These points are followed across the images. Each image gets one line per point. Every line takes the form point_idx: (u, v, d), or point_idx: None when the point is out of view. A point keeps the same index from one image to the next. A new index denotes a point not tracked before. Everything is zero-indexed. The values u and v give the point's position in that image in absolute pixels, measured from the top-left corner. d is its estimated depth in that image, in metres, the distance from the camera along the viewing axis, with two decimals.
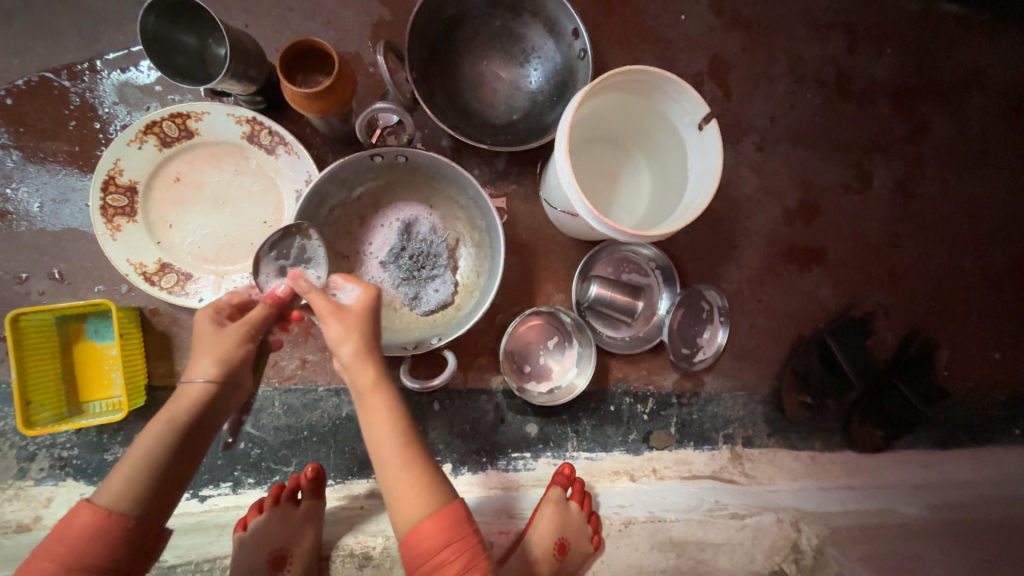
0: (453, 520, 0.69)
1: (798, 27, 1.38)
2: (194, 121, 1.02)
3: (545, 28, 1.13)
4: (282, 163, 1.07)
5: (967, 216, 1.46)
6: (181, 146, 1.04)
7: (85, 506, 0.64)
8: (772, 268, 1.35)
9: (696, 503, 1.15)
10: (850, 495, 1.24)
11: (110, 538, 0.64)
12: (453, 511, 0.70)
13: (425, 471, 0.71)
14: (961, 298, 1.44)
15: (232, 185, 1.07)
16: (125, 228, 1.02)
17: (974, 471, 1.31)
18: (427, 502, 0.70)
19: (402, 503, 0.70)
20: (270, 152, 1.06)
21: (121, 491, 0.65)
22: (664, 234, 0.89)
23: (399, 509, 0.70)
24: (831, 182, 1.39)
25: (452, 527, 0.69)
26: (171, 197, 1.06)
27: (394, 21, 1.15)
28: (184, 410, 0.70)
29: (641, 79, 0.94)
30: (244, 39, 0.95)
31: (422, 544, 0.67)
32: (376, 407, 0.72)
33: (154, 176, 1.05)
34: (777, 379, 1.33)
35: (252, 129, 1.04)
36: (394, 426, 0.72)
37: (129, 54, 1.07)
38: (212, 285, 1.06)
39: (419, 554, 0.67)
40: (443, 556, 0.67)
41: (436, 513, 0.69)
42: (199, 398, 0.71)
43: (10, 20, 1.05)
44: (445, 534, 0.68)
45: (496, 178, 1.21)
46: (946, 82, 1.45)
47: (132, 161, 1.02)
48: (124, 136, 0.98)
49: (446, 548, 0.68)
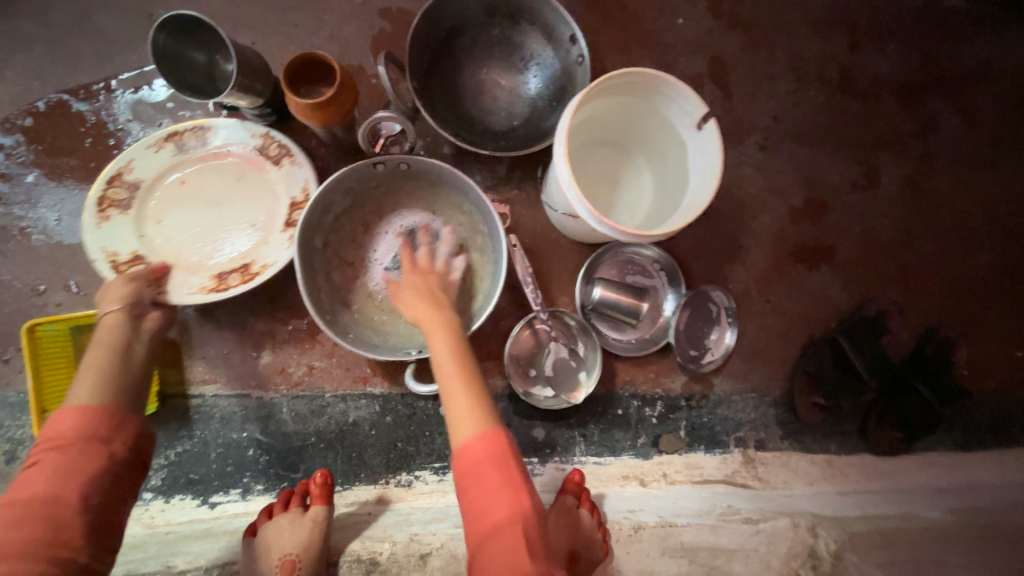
0: (498, 442, 0.79)
1: (798, 27, 1.38)
2: (213, 136, 1.09)
3: (543, 35, 1.15)
4: (285, 174, 1.09)
5: (980, 211, 1.43)
6: (195, 152, 1.08)
7: (71, 408, 0.80)
8: (780, 267, 1.33)
9: (708, 508, 1.13)
10: (868, 499, 1.21)
11: (103, 420, 0.81)
12: (498, 435, 0.80)
13: (482, 404, 0.83)
14: (978, 295, 1.41)
15: (231, 192, 1.09)
16: (114, 218, 1.04)
17: (998, 474, 1.27)
18: (474, 420, 0.81)
19: (457, 419, 0.82)
20: (276, 164, 1.09)
21: (96, 389, 0.83)
22: (666, 234, 0.89)
23: (456, 423, 0.82)
24: (837, 178, 1.37)
25: (495, 446, 0.79)
26: (172, 197, 1.08)
27: (395, 33, 1.18)
28: (109, 329, 0.90)
29: (639, 80, 0.94)
30: (251, 55, 0.99)
31: (469, 455, 0.78)
32: (441, 338, 0.89)
33: (156, 178, 1.08)
34: (789, 380, 1.31)
35: (264, 142, 1.09)
36: (457, 354, 0.88)
37: (142, 73, 1.11)
38: (181, 281, 1.05)
39: (467, 463, 0.78)
40: (485, 471, 0.77)
41: (484, 432, 0.79)
42: (120, 318, 0.92)
43: (31, 44, 1.10)
44: (488, 451, 0.78)
45: (497, 184, 1.22)
46: (953, 76, 1.43)
47: (144, 162, 1.07)
48: (145, 139, 1.04)
49: (491, 463, 0.78)
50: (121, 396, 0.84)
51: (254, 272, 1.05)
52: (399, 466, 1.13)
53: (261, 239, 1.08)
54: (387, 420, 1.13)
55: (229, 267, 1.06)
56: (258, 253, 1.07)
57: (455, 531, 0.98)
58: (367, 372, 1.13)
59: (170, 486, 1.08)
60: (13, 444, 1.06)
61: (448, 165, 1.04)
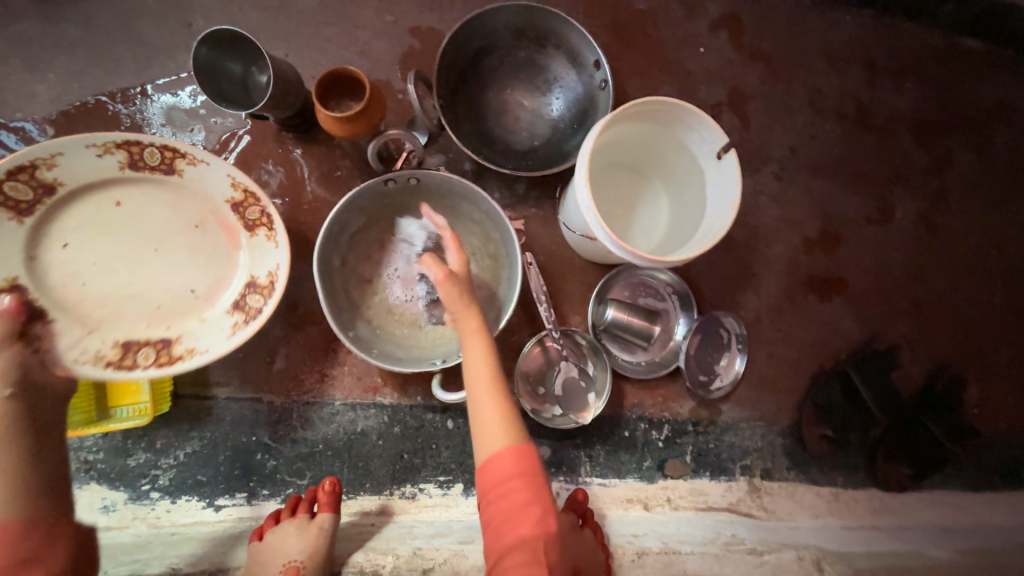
0: (528, 458, 0.75)
1: (818, 61, 1.40)
2: (185, 164, 0.99)
3: (568, 59, 1.17)
4: (257, 242, 1.05)
5: (994, 250, 1.43)
6: (149, 172, 0.99)
7: None
8: (792, 297, 1.34)
9: (712, 536, 1.12)
10: (875, 535, 1.19)
11: (32, 535, 0.79)
12: (529, 450, 0.76)
13: (510, 411, 0.80)
14: (991, 334, 1.40)
15: (179, 235, 1.03)
16: (4, 220, 0.94)
17: (1007, 516, 1.26)
18: (506, 433, 0.76)
19: (488, 429, 0.77)
20: (248, 227, 1.04)
21: (9, 500, 0.79)
22: (683, 260, 0.90)
23: (485, 434, 0.77)
24: (851, 211, 1.38)
25: (524, 462, 0.75)
26: (99, 214, 1.00)
27: (424, 51, 1.21)
28: (7, 421, 0.83)
29: (660, 109, 0.96)
30: (286, 68, 1.02)
31: (496, 469, 0.74)
32: (476, 337, 0.84)
33: (90, 187, 0.98)
34: (797, 410, 1.31)
35: (243, 199, 1.02)
36: (491, 359, 0.83)
37: (178, 80, 1.14)
38: (74, 338, 0.99)
39: (495, 476, 0.74)
40: (514, 486, 0.73)
41: (515, 446, 0.75)
42: (13, 405, 0.85)
43: (73, 47, 1.13)
44: (518, 466, 0.74)
45: (515, 202, 1.23)
46: (969, 116, 1.45)
47: (73, 158, 0.94)
48: (88, 141, 0.91)
49: (520, 480, 0.73)
50: (42, 499, 0.82)
51: (172, 354, 1.03)
52: (405, 478, 1.13)
53: (193, 310, 1.05)
54: (394, 431, 1.13)
55: (150, 334, 1.03)
56: (184, 325, 1.05)
57: (458, 547, 0.98)
58: (378, 382, 1.14)
59: (177, 487, 1.08)
60: None
61: (457, 176, 1.06)
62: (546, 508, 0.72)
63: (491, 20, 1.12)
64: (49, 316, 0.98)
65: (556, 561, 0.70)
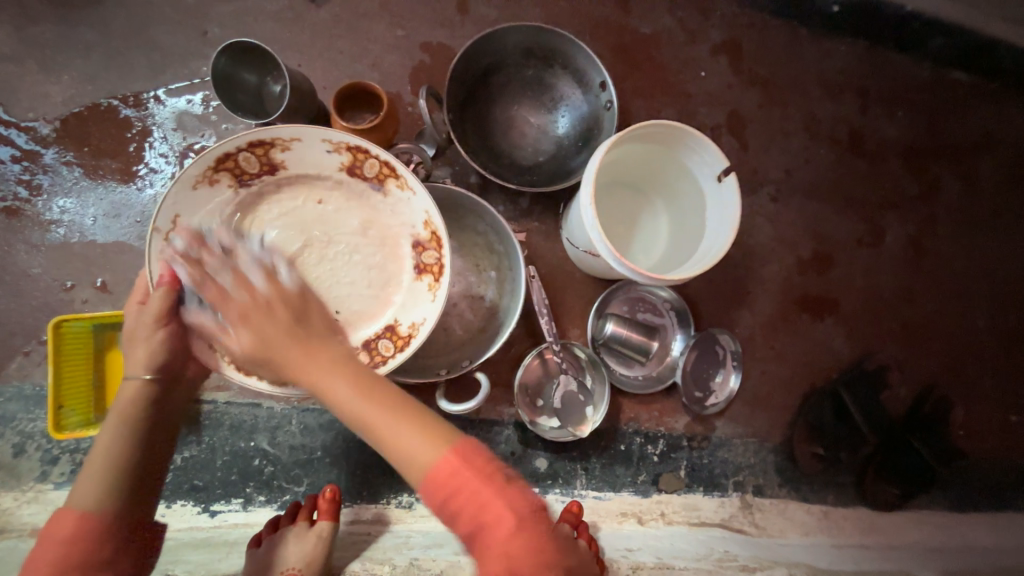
0: (465, 451, 0.70)
1: (813, 88, 1.45)
2: (394, 185, 0.95)
3: (574, 79, 1.21)
4: (417, 287, 0.98)
5: (979, 275, 1.48)
6: (351, 179, 0.96)
7: (69, 512, 0.78)
8: (786, 316, 1.37)
9: (705, 552, 1.14)
10: (864, 554, 1.21)
11: (98, 536, 0.77)
12: (461, 445, 0.70)
13: (427, 421, 0.73)
14: (976, 357, 1.44)
15: (350, 245, 0.96)
16: (219, 184, 0.90)
17: (991, 537, 1.29)
18: (431, 443, 0.70)
19: (410, 452, 0.69)
20: (417, 269, 0.99)
21: (93, 493, 0.79)
22: (683, 279, 0.93)
23: (410, 460, 0.69)
24: (843, 234, 1.42)
25: (462, 457, 0.69)
26: (287, 203, 0.95)
27: (433, 66, 1.23)
28: (129, 404, 0.83)
29: (663, 131, 1.00)
30: (299, 79, 1.04)
31: (442, 485, 0.67)
32: (332, 371, 0.73)
33: (302, 180, 0.94)
34: (789, 428, 1.33)
35: (429, 240, 0.97)
36: (359, 376, 0.74)
37: (190, 86, 1.16)
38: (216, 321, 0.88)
39: (443, 494, 0.67)
40: (466, 490, 0.67)
41: (443, 450, 0.69)
42: (138, 392, 0.84)
43: (88, 51, 1.15)
44: (454, 471, 0.68)
45: (519, 216, 1.25)
46: (957, 145, 1.50)
47: (308, 150, 0.92)
48: (326, 135, 0.89)
49: (461, 480, 0.67)
50: (119, 499, 0.80)
51: None
52: (402, 487, 1.13)
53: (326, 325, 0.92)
54: None
55: None
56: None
57: (455, 558, 0.99)
58: None
59: (171, 491, 1.07)
60: (24, 436, 1.07)
61: (465, 190, 1.10)
62: (510, 507, 0.66)
63: (501, 39, 1.16)
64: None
65: (535, 559, 0.64)
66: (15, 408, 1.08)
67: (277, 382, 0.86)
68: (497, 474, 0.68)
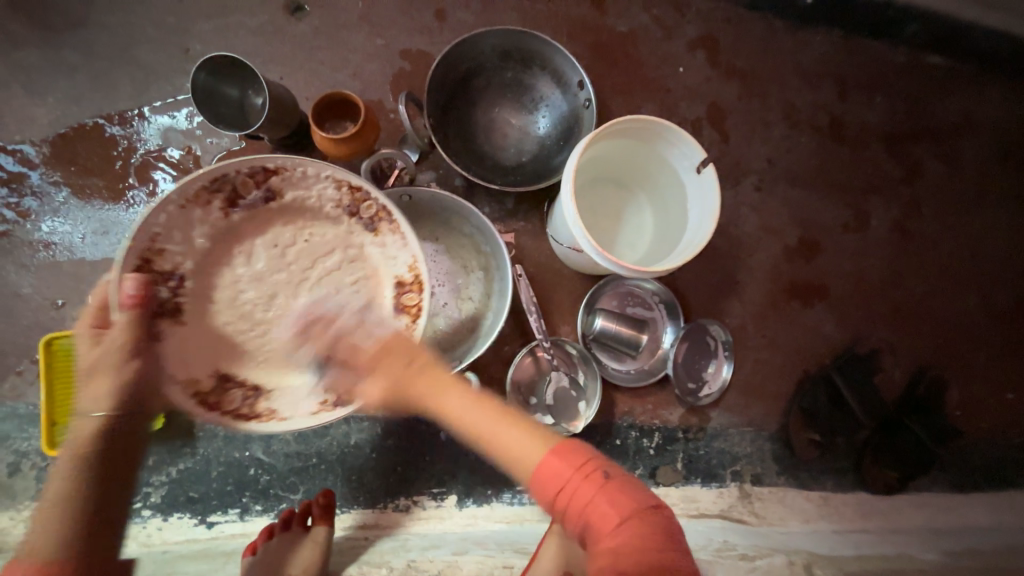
0: (575, 449, 0.70)
1: (791, 78, 1.46)
2: (387, 227, 0.96)
3: (553, 79, 1.22)
4: (394, 328, 0.96)
5: (967, 255, 1.48)
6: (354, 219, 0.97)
7: (21, 562, 0.74)
8: (776, 304, 1.38)
9: (704, 543, 1.14)
10: (864, 538, 1.21)
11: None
12: (570, 443, 0.71)
13: (527, 425, 0.75)
14: (968, 337, 1.45)
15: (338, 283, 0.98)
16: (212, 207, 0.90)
17: (993, 517, 1.28)
18: (539, 445, 0.70)
19: (522, 453, 0.70)
20: (396, 309, 0.97)
21: (51, 536, 0.75)
22: (667, 270, 0.94)
23: (522, 461, 0.70)
24: (829, 221, 1.43)
25: (573, 453, 0.69)
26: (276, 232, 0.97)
27: (413, 72, 1.25)
28: (84, 441, 0.81)
29: (641, 126, 1.01)
30: (280, 90, 1.06)
31: (552, 480, 0.67)
32: (450, 391, 0.78)
33: (300, 213, 0.96)
34: (785, 415, 1.33)
35: (411, 284, 0.97)
36: (479, 399, 0.77)
37: (174, 102, 1.17)
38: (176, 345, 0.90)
39: (550, 489, 0.67)
40: (581, 484, 0.66)
41: (555, 449, 0.69)
42: (96, 425, 0.81)
43: (72, 72, 1.17)
44: (567, 468, 0.68)
45: (505, 216, 1.26)
46: (937, 127, 1.52)
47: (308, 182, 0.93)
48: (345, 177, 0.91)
49: (581, 476, 0.67)
50: (73, 538, 0.76)
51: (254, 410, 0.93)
52: (398, 490, 1.13)
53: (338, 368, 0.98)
54: (388, 444, 1.14)
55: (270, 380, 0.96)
56: (291, 384, 0.97)
57: (452, 559, 0.99)
58: None
59: (168, 503, 1.08)
60: (19, 455, 1.08)
61: (449, 193, 1.11)
62: (612, 500, 0.65)
63: (478, 43, 1.17)
64: (180, 316, 0.91)
65: (650, 548, 0.62)
66: (9, 428, 1.08)
67: (250, 416, 0.93)
68: (611, 471, 0.68)
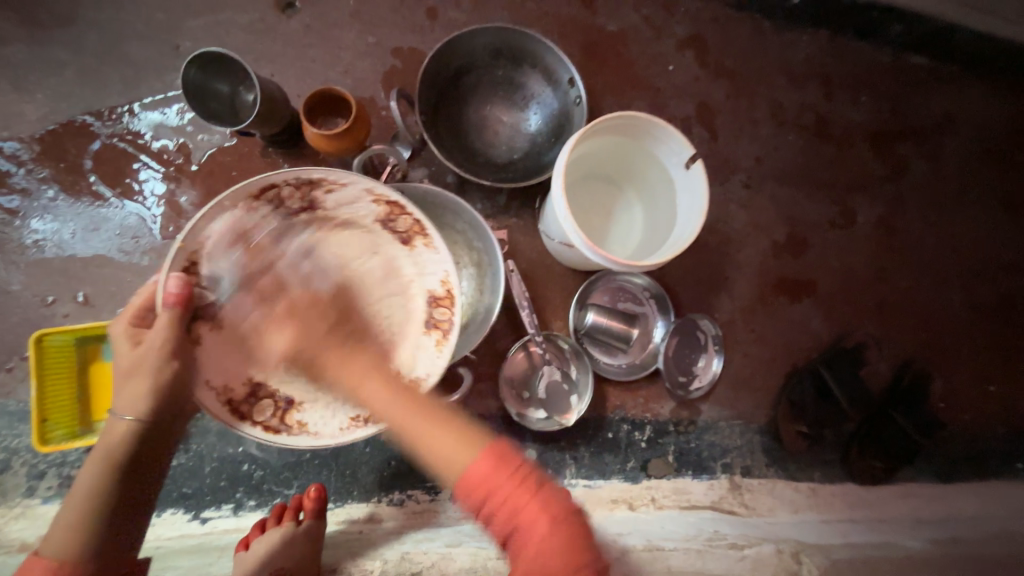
0: (502, 453, 0.68)
1: (778, 77, 1.49)
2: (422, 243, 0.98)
3: (544, 77, 1.24)
4: (425, 340, 1.02)
5: (949, 251, 1.52)
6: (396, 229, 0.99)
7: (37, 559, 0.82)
8: (765, 299, 1.40)
9: (694, 533, 1.18)
10: (850, 528, 1.24)
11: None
12: (497, 448, 0.69)
13: (462, 429, 0.74)
14: (951, 330, 1.48)
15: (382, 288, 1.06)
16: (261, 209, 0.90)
17: (977, 506, 1.31)
18: (471, 447, 0.70)
19: (446, 457, 0.70)
20: (427, 324, 1.02)
21: (62, 542, 0.82)
22: (656, 264, 0.95)
23: (451, 464, 0.70)
24: (815, 217, 1.46)
25: (501, 458, 0.68)
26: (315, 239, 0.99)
27: (405, 70, 1.26)
28: (119, 441, 0.84)
29: (630, 123, 1.03)
30: (271, 87, 1.06)
31: (477, 486, 0.66)
32: (368, 379, 0.84)
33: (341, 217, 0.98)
34: (773, 408, 1.36)
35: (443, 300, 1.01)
36: (392, 392, 0.82)
37: (165, 98, 1.17)
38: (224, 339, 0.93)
39: (470, 491, 0.66)
40: (500, 490, 0.65)
41: (481, 454, 0.68)
42: (132, 429, 0.84)
43: (62, 68, 1.16)
44: (490, 472, 0.66)
45: (497, 212, 1.28)
46: (920, 126, 1.55)
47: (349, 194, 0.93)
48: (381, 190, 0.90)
49: (501, 484, 0.66)
50: (86, 546, 0.83)
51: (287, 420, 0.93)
52: (392, 485, 1.13)
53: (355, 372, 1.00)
54: (382, 438, 1.14)
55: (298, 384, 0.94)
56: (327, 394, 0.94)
57: (446, 551, 1.04)
58: None
59: (160, 499, 1.08)
60: (9, 453, 1.07)
61: (439, 189, 1.12)
62: (543, 511, 0.64)
63: (469, 41, 1.19)
64: (218, 321, 0.90)
65: (572, 552, 0.63)
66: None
67: (279, 428, 0.91)
68: (536, 476, 0.67)
